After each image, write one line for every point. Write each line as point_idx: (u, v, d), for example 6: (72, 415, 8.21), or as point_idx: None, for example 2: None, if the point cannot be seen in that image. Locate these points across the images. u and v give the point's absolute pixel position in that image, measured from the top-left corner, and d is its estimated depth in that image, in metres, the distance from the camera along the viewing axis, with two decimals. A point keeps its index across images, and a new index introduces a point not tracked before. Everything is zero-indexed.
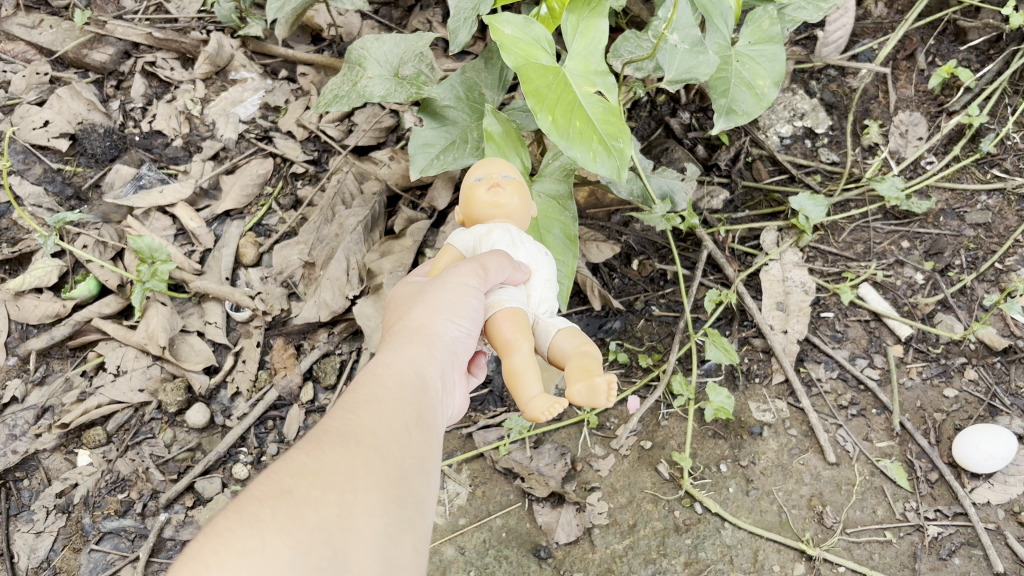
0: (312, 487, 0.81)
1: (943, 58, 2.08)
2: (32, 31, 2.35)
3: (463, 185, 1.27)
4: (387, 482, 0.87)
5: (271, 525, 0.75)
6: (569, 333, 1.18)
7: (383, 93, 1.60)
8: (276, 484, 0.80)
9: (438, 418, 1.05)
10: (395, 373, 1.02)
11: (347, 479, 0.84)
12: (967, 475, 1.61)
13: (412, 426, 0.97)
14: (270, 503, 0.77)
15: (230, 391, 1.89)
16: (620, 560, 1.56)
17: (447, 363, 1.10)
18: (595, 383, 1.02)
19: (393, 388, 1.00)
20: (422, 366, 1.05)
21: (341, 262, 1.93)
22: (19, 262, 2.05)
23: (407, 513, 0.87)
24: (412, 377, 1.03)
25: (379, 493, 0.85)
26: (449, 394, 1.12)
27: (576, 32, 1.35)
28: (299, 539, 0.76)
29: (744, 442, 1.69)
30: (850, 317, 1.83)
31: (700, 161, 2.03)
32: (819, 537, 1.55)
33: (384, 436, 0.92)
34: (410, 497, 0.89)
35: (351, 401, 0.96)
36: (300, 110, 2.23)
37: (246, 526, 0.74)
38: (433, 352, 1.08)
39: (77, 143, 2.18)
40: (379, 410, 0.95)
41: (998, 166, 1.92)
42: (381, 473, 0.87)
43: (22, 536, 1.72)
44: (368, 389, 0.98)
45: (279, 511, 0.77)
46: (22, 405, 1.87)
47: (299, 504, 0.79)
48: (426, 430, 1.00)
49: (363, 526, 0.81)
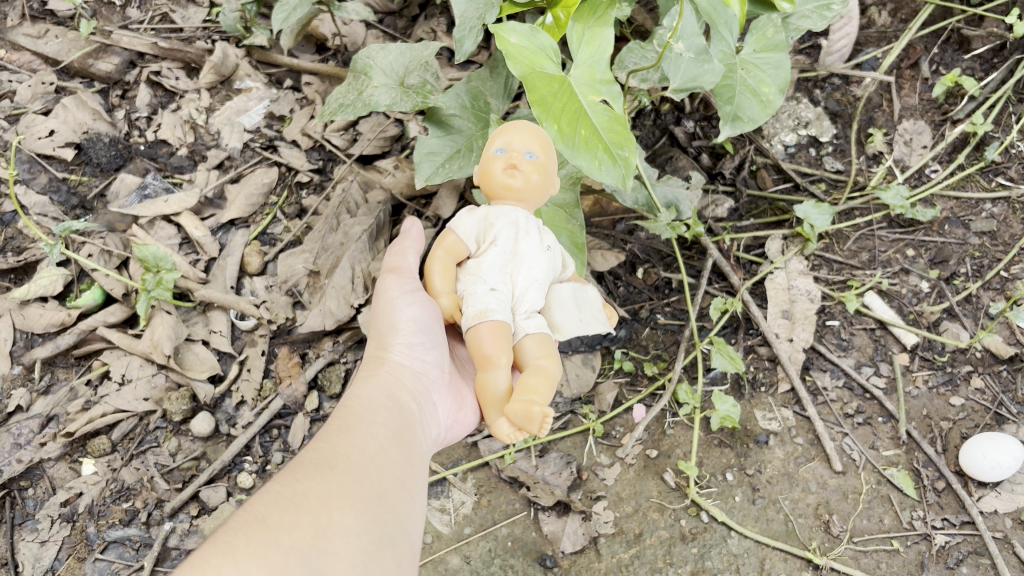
0: (287, 513, 0.88)
1: (947, 67, 2.09)
2: (39, 41, 2.36)
3: (483, 155, 1.27)
4: (362, 502, 0.96)
5: (248, 552, 0.82)
6: (539, 337, 1.20)
7: (389, 102, 1.62)
8: (253, 514, 0.87)
9: (414, 436, 1.15)
10: (364, 401, 1.14)
11: (321, 502, 0.92)
12: (974, 483, 1.60)
13: (385, 446, 1.06)
14: (247, 531, 0.84)
15: (235, 400, 1.89)
16: (626, 569, 1.56)
17: (412, 382, 1.23)
18: (531, 412, 1.07)
19: (363, 414, 1.10)
20: (385, 388, 1.18)
21: (346, 270, 1.93)
22: (25, 271, 2.06)
23: (384, 529, 0.95)
24: (380, 401, 1.15)
25: (354, 512, 0.93)
26: (426, 410, 1.23)
27: (582, 41, 1.38)
28: (276, 561, 0.82)
29: (750, 451, 1.68)
30: (856, 325, 1.83)
31: (705, 169, 2.04)
32: (826, 546, 1.55)
33: (356, 459, 1.01)
34: (386, 512, 0.97)
35: (326, 431, 1.05)
36: (305, 119, 2.24)
37: (222, 556, 0.80)
38: (392, 375, 1.21)
39: (83, 152, 2.19)
40: (352, 435, 1.05)
41: (1002, 174, 1.93)
42: (354, 494, 0.96)
43: (26, 545, 1.72)
44: (342, 419, 1.09)
45: (256, 536, 0.84)
46: (27, 414, 1.87)
47: (275, 530, 0.85)
48: (401, 449, 1.09)
49: (338, 545, 0.89)
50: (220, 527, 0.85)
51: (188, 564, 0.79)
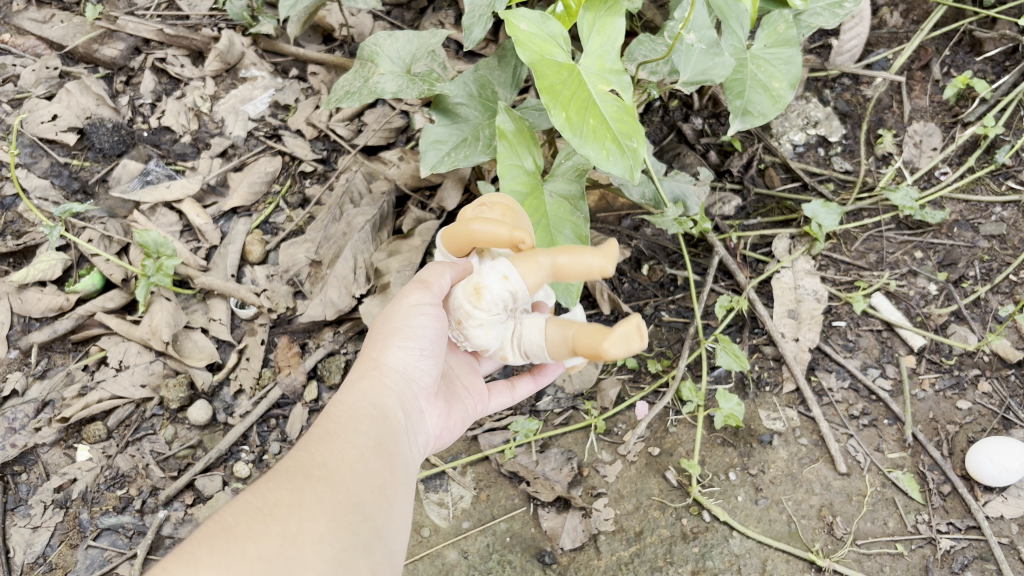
0: (254, 521, 0.83)
1: (958, 69, 2.07)
2: (43, 26, 2.34)
3: None
4: (336, 510, 0.89)
5: (211, 563, 0.77)
6: (549, 326, 1.20)
7: (395, 89, 1.58)
8: (219, 524, 0.82)
9: (399, 445, 1.06)
10: (349, 409, 1.05)
11: (291, 510, 0.86)
12: (981, 488, 1.58)
13: (365, 454, 0.99)
14: (210, 542, 0.79)
15: (233, 388, 1.87)
16: (626, 568, 1.54)
17: (406, 390, 1.13)
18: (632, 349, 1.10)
19: (348, 420, 1.03)
20: (375, 397, 1.08)
21: (349, 259, 1.91)
22: (24, 255, 2.04)
23: (359, 537, 0.89)
24: (366, 410, 1.06)
25: (327, 520, 0.87)
26: (417, 420, 1.16)
27: (592, 29, 1.34)
28: (238, 570, 0.78)
29: (754, 450, 1.66)
30: (862, 326, 1.81)
31: (712, 167, 2.02)
32: (829, 548, 1.53)
33: (334, 466, 0.94)
34: (362, 521, 0.91)
35: (305, 438, 0.99)
36: (310, 108, 2.21)
37: (182, 565, 0.76)
38: (387, 383, 1.10)
39: (85, 138, 2.17)
40: (333, 442, 0.98)
41: (1013, 177, 1.91)
42: (328, 503, 0.89)
43: (18, 531, 1.71)
44: (324, 424, 1.01)
45: (219, 547, 0.79)
46: (22, 399, 1.85)
47: (240, 539, 0.80)
48: (383, 457, 1.02)
49: (307, 553, 0.83)
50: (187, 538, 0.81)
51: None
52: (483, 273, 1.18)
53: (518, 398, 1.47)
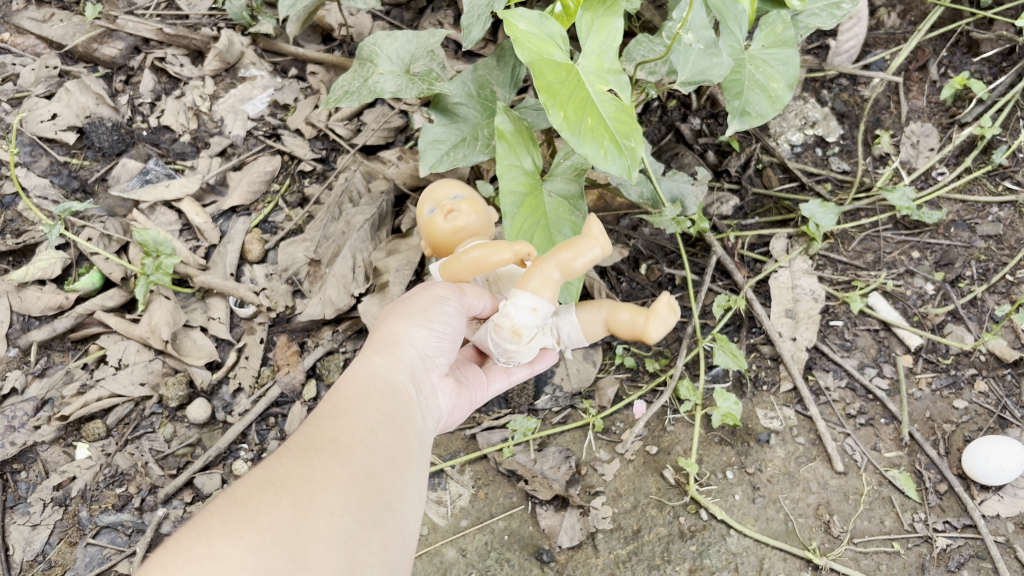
0: (266, 493, 0.83)
1: (955, 69, 2.08)
2: (43, 25, 2.34)
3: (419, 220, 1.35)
4: (348, 483, 0.90)
5: (224, 532, 0.78)
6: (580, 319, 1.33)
7: (394, 89, 1.59)
8: (234, 495, 0.83)
9: (411, 419, 1.07)
10: (359, 385, 1.06)
11: (302, 482, 0.86)
12: (977, 487, 1.59)
13: (377, 429, 0.99)
14: (222, 513, 0.80)
15: (232, 387, 1.88)
16: (622, 566, 1.55)
17: (417, 367, 1.14)
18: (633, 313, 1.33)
19: (361, 396, 1.03)
20: (389, 375, 1.09)
21: (348, 258, 1.91)
22: (23, 254, 2.04)
23: (371, 510, 0.89)
24: (376, 385, 1.06)
25: (339, 493, 0.88)
26: (429, 395, 1.17)
27: (590, 29, 1.35)
28: (252, 539, 0.78)
29: (751, 449, 1.67)
30: (859, 326, 1.82)
31: (710, 167, 2.03)
32: (826, 547, 1.54)
33: (346, 441, 0.95)
34: (372, 494, 0.91)
35: (316, 414, 0.99)
36: (309, 108, 2.21)
37: (195, 536, 0.77)
38: (402, 359, 1.12)
39: (85, 136, 2.18)
40: (346, 418, 0.98)
41: (1010, 178, 1.92)
42: (340, 476, 0.90)
43: (18, 528, 1.71)
44: (333, 402, 1.02)
45: (231, 518, 0.79)
46: (22, 397, 1.85)
47: (252, 509, 0.81)
48: (394, 431, 1.02)
49: (320, 523, 0.83)
50: (201, 510, 0.82)
51: (163, 548, 0.76)
52: (509, 313, 1.18)
53: (516, 380, 1.43)
